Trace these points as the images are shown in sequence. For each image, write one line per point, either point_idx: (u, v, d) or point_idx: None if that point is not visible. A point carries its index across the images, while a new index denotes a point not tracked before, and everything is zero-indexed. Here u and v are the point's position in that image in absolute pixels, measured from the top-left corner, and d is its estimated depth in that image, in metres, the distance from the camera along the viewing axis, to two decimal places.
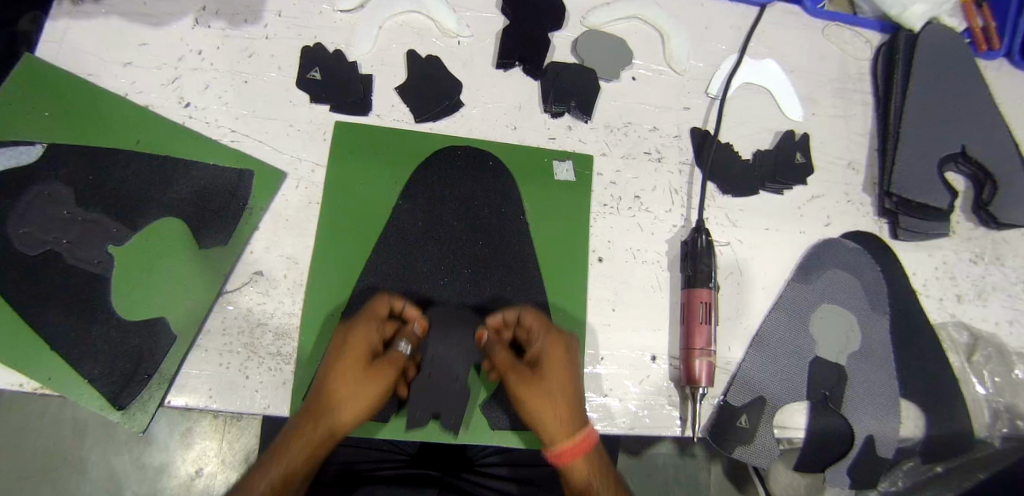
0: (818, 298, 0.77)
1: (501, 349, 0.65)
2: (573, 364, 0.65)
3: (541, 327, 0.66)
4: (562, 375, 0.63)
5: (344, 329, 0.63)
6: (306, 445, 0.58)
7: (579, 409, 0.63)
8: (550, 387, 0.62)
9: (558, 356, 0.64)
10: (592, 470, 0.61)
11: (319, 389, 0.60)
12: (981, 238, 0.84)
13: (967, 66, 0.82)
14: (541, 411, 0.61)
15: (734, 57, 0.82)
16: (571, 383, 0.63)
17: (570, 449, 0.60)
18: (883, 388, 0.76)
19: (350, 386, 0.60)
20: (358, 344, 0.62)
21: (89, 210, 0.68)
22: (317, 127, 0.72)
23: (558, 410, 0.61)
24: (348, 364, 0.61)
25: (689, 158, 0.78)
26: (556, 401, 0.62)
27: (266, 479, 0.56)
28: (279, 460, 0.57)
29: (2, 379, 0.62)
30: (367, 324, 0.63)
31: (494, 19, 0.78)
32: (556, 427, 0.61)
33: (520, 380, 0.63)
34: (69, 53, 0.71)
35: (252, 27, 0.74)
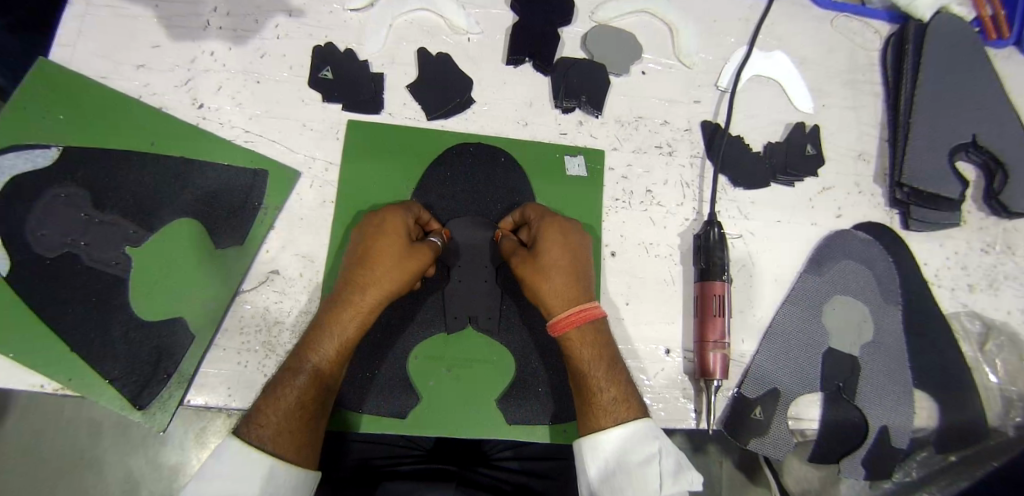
0: (830, 289, 0.77)
1: (508, 237, 0.70)
2: (576, 244, 0.67)
3: (539, 215, 0.69)
4: (561, 253, 0.65)
5: (375, 213, 0.66)
6: (350, 321, 0.63)
7: (586, 286, 0.66)
8: (547, 262, 0.65)
9: (554, 236, 0.66)
10: (595, 345, 0.64)
11: (357, 273, 0.64)
12: (992, 227, 0.84)
13: (978, 55, 0.82)
14: (541, 285, 0.64)
15: (743, 49, 0.82)
16: (572, 258, 0.66)
17: (570, 318, 0.62)
18: (897, 379, 0.76)
19: (389, 264, 0.63)
20: (392, 225, 0.65)
21: (106, 212, 0.68)
22: (330, 126, 0.73)
23: (557, 283, 0.64)
24: (384, 244, 0.64)
25: (700, 151, 0.79)
26: (556, 278, 0.64)
27: (317, 355, 0.61)
28: (329, 339, 0.62)
29: (23, 381, 0.63)
30: (395, 208, 0.66)
31: (503, 16, 0.78)
32: (556, 300, 0.64)
33: (521, 260, 0.66)
34: (82, 55, 0.71)
35: (263, 27, 0.75)
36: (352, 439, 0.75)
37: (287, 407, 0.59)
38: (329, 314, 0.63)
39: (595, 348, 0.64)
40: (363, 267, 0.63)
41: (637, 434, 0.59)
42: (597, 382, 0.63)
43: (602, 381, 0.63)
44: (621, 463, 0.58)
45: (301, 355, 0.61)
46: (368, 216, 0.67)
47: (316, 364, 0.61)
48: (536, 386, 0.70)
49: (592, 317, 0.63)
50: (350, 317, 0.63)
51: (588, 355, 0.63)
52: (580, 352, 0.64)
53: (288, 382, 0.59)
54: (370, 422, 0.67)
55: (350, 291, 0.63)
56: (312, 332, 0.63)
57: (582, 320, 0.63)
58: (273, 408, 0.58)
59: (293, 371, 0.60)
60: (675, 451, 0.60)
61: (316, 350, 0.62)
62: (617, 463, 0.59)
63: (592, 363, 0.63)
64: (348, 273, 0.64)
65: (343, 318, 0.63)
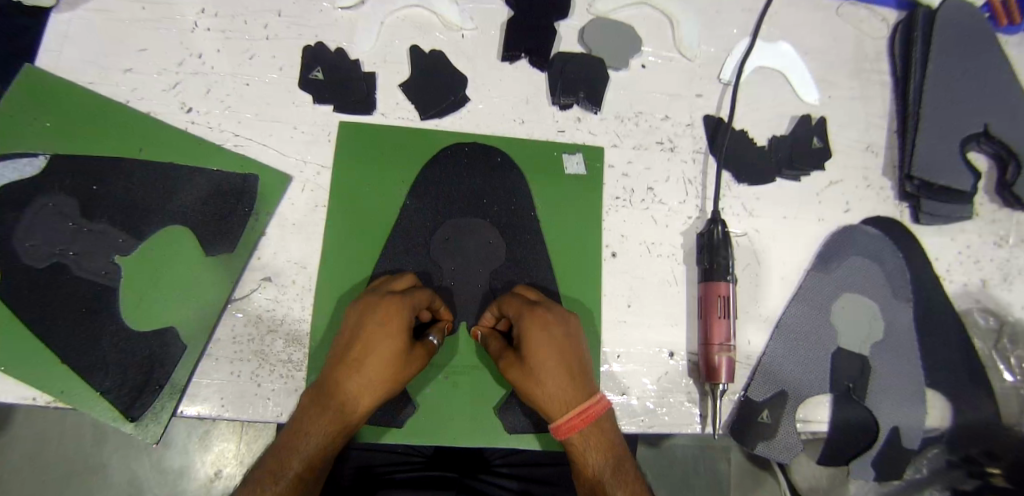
0: (837, 289, 0.75)
1: (490, 340, 0.65)
2: (565, 330, 0.63)
3: (517, 309, 0.64)
4: (549, 351, 0.61)
5: (377, 302, 0.62)
6: (336, 426, 0.58)
7: (585, 373, 0.62)
8: (537, 367, 0.60)
9: (537, 331, 0.61)
10: (602, 439, 0.60)
11: (346, 369, 0.59)
12: (1005, 220, 0.82)
13: (988, 43, 0.80)
14: (535, 391, 0.60)
15: (746, 40, 0.80)
16: (559, 353, 0.61)
17: (571, 425, 0.59)
18: (908, 379, 0.74)
19: (385, 367, 0.60)
20: (394, 320, 0.61)
21: (94, 220, 0.67)
22: (322, 128, 0.71)
23: (551, 384, 0.60)
24: (384, 341, 0.60)
25: (702, 146, 0.76)
26: (548, 379, 0.60)
27: (300, 457, 0.57)
28: (309, 440, 0.57)
29: (14, 394, 0.62)
30: (399, 301, 0.62)
31: (498, 10, 0.75)
32: (553, 403, 0.60)
33: (508, 365, 0.62)
34: (68, 61, 0.70)
35: (251, 28, 0.73)
36: (352, 447, 0.73)
37: None
38: (314, 409, 0.58)
39: (601, 441, 0.60)
40: (354, 365, 0.60)
41: None
42: (602, 481, 0.59)
43: (611, 480, 0.59)
44: None
45: (280, 459, 0.56)
46: (368, 303, 0.62)
47: (296, 469, 0.57)
48: None
49: (595, 414, 0.59)
50: (338, 417, 0.58)
51: (595, 454, 0.60)
52: (584, 455, 0.60)
53: (264, 487, 0.55)
54: (369, 431, 0.66)
55: (335, 392, 0.59)
56: (292, 430, 0.58)
57: (587, 421, 0.59)
58: None
59: (273, 475, 0.56)
60: None
61: (299, 451, 0.57)
62: None
63: (598, 462, 0.59)
64: (339, 369, 0.60)
65: (331, 423, 0.58)
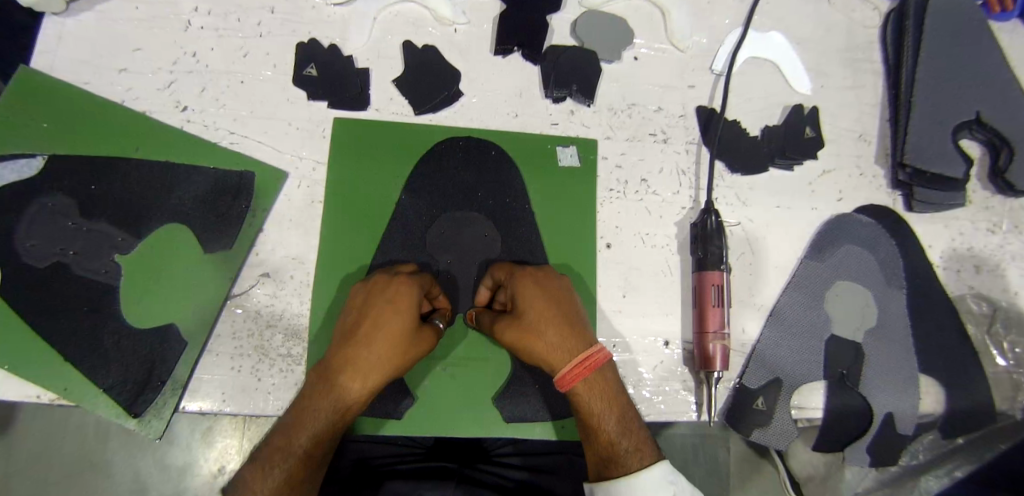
0: (831, 276, 0.76)
1: (483, 314, 0.66)
2: (558, 290, 0.64)
3: (508, 274, 0.66)
4: (542, 304, 0.62)
5: (385, 283, 0.63)
6: (342, 402, 0.58)
7: (583, 328, 0.62)
8: (532, 321, 0.61)
9: (529, 287, 0.63)
10: (608, 394, 0.61)
11: (352, 346, 0.59)
12: (998, 207, 0.82)
13: (979, 30, 0.80)
14: (535, 344, 0.60)
15: (738, 31, 0.80)
16: (555, 305, 0.62)
17: (575, 373, 0.58)
18: (902, 365, 0.75)
19: (393, 344, 0.60)
20: (403, 299, 0.61)
21: (93, 220, 0.68)
22: (317, 125, 0.71)
23: (551, 336, 0.60)
24: (392, 318, 0.60)
25: (696, 137, 0.77)
26: (547, 332, 0.60)
27: (308, 434, 0.58)
28: (316, 417, 0.58)
29: (19, 391, 0.63)
30: (408, 281, 0.62)
31: (490, 4, 0.76)
32: (555, 353, 0.60)
33: (506, 326, 0.62)
34: (64, 62, 0.71)
35: (245, 26, 0.73)
36: (350, 440, 0.75)
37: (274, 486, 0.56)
38: (321, 388, 0.59)
39: (606, 396, 0.60)
40: (361, 341, 0.59)
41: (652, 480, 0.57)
42: (608, 434, 0.60)
43: (615, 433, 0.60)
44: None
45: (289, 435, 0.58)
46: (376, 284, 0.63)
47: (305, 446, 0.58)
48: (533, 382, 0.69)
49: (599, 362, 0.59)
50: (346, 396, 0.58)
51: (601, 406, 0.60)
52: (590, 404, 0.60)
53: (275, 462, 0.57)
54: (368, 423, 0.67)
55: (342, 369, 0.59)
56: (299, 407, 0.59)
57: (592, 369, 0.59)
58: (260, 485, 0.56)
59: (282, 452, 0.57)
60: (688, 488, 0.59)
61: (306, 429, 0.58)
62: None
63: (604, 413, 0.60)
64: (345, 348, 0.60)
65: (337, 400, 0.58)
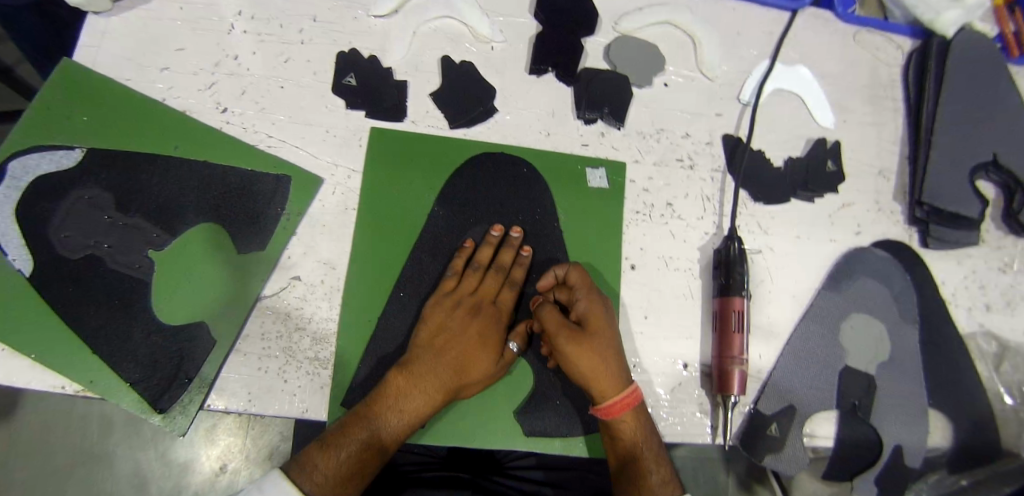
0: (846, 308, 0.77)
1: (546, 312, 0.67)
2: (613, 321, 0.68)
3: (584, 283, 0.68)
4: (605, 334, 0.66)
5: (478, 313, 0.68)
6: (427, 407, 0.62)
7: (625, 363, 0.66)
8: (599, 344, 0.65)
9: (599, 314, 0.66)
10: (639, 425, 0.65)
11: (446, 360, 0.64)
12: (1009, 247, 0.84)
13: (998, 75, 0.83)
14: (594, 365, 0.63)
15: (765, 63, 0.82)
16: (612, 335, 0.66)
17: (618, 406, 0.63)
18: (912, 398, 0.77)
19: (479, 366, 0.65)
20: (491, 331, 0.68)
21: (130, 215, 0.69)
22: (353, 133, 0.73)
23: (610, 363, 0.64)
24: (483, 346, 0.66)
25: (721, 165, 0.78)
26: (608, 360, 0.64)
27: (386, 428, 0.60)
28: (396, 414, 0.61)
29: (44, 381, 0.63)
30: (495, 316, 0.69)
31: (527, 25, 0.78)
32: (608, 382, 0.63)
33: (570, 339, 0.64)
34: (109, 57, 0.72)
35: (288, 33, 0.75)
36: None
37: (340, 468, 0.57)
38: (405, 390, 0.62)
39: (638, 427, 0.64)
40: (452, 356, 0.65)
41: None
42: (640, 463, 0.63)
43: (648, 462, 0.63)
44: None
45: (366, 422, 0.59)
46: (467, 309, 0.68)
47: (378, 437, 0.60)
48: (554, 397, 0.70)
49: (635, 401, 0.64)
50: (426, 400, 0.62)
51: (633, 437, 0.64)
52: (625, 434, 0.64)
53: (345, 442, 0.58)
54: None
55: (427, 375, 0.63)
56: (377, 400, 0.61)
57: (632, 404, 0.64)
58: (326, 463, 0.57)
59: (355, 435, 0.59)
60: None
61: (386, 423, 0.60)
62: None
63: (637, 441, 0.64)
64: (435, 360, 0.64)
65: (419, 402, 0.62)
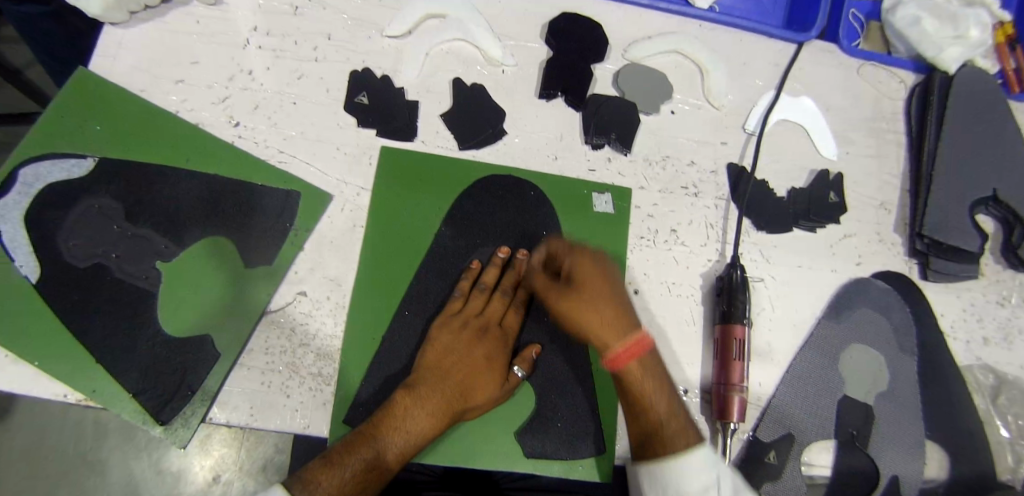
0: (846, 338, 0.78)
1: (537, 276, 0.67)
2: (611, 273, 0.66)
3: (567, 248, 0.67)
4: (601, 285, 0.64)
5: (484, 336, 0.69)
6: (431, 427, 0.62)
7: (631, 312, 0.65)
8: (591, 295, 0.64)
9: (590, 266, 0.65)
10: (652, 373, 0.63)
11: (451, 381, 0.65)
12: (1008, 280, 0.85)
13: (999, 112, 0.84)
14: (590, 319, 0.63)
15: (771, 93, 0.83)
16: (609, 286, 0.65)
17: (624, 352, 0.62)
18: (909, 429, 0.77)
19: (483, 389, 0.66)
20: (496, 354, 0.69)
21: (138, 225, 0.70)
22: (363, 151, 0.74)
23: (606, 314, 0.63)
24: (487, 368, 0.67)
25: (725, 193, 0.80)
26: (603, 312, 0.63)
27: (390, 448, 0.60)
28: (399, 434, 0.61)
29: (47, 389, 0.64)
30: (499, 339, 0.70)
31: (538, 49, 0.79)
32: (607, 332, 0.62)
33: (561, 295, 0.65)
34: (124, 69, 0.73)
35: (303, 50, 0.76)
36: None
37: (340, 487, 0.56)
38: (410, 410, 0.62)
39: (651, 374, 0.63)
40: (457, 377, 0.66)
41: (698, 463, 0.58)
42: (656, 413, 0.62)
43: (664, 415, 0.62)
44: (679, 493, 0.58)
45: (369, 441, 0.60)
46: (473, 331, 0.69)
47: (380, 456, 0.59)
48: (555, 420, 0.70)
49: (643, 346, 0.63)
50: (431, 421, 0.62)
51: (648, 383, 0.63)
52: (637, 381, 0.63)
53: (347, 460, 0.58)
54: None
55: (431, 395, 0.64)
56: (381, 420, 0.61)
57: (639, 353, 0.62)
58: (327, 480, 0.56)
59: (357, 453, 0.59)
60: (731, 477, 0.60)
61: (390, 443, 0.60)
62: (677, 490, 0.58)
63: (651, 390, 0.63)
64: (440, 381, 0.65)
65: (422, 423, 0.62)
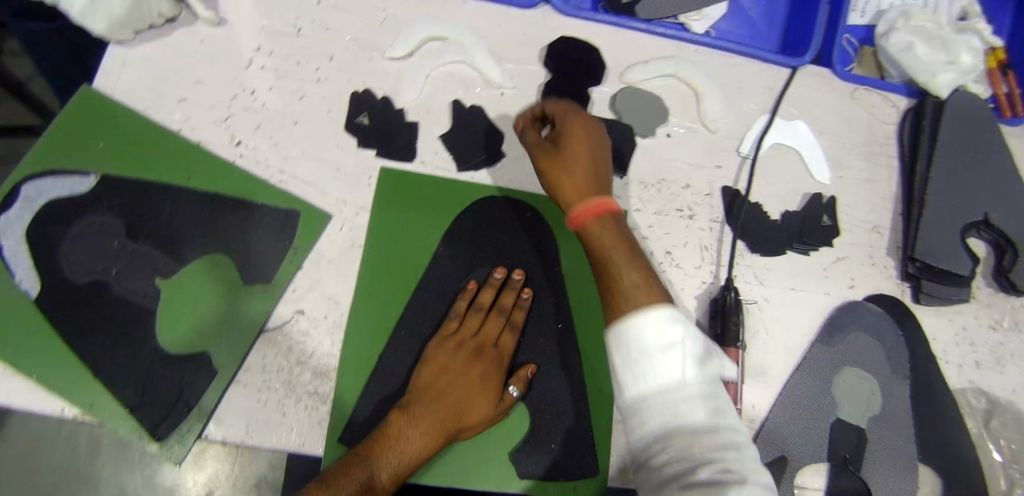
0: (839, 362, 0.79)
1: (529, 132, 0.70)
2: (597, 144, 0.67)
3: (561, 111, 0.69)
4: (582, 149, 0.66)
5: (480, 355, 0.69)
6: (425, 448, 0.63)
7: (606, 179, 0.66)
8: (569, 156, 0.65)
9: (575, 130, 0.67)
10: (615, 235, 0.62)
11: (445, 401, 0.66)
12: (1000, 304, 0.86)
13: (991, 137, 0.85)
14: (562, 178, 0.65)
15: (765, 117, 0.85)
16: (590, 152, 0.66)
17: (586, 211, 0.62)
18: (902, 452, 0.78)
19: (477, 409, 0.67)
20: (491, 374, 0.69)
21: (139, 242, 0.70)
22: (363, 172, 0.75)
23: (578, 174, 0.64)
24: (482, 388, 0.68)
25: (719, 215, 0.80)
26: (576, 172, 0.64)
27: (385, 468, 0.61)
28: (393, 454, 0.61)
29: (44, 404, 0.64)
30: (495, 359, 0.70)
31: (536, 72, 0.80)
32: (574, 193, 0.64)
33: (542, 152, 0.67)
34: (128, 87, 0.74)
35: (305, 70, 0.77)
36: None
37: None
38: (405, 431, 0.63)
39: (614, 237, 0.62)
40: (451, 396, 0.66)
41: (656, 319, 0.54)
42: (616, 272, 0.60)
43: (622, 269, 0.60)
44: (642, 348, 0.53)
45: (364, 461, 0.60)
46: (470, 350, 0.69)
47: (375, 476, 0.60)
48: (550, 442, 0.70)
49: (609, 209, 0.63)
50: (425, 441, 0.63)
51: (609, 241, 0.62)
52: (600, 241, 0.62)
53: (342, 480, 0.58)
54: None
55: (426, 416, 0.64)
56: (376, 441, 0.62)
57: (602, 213, 0.62)
58: None
59: (352, 474, 0.59)
60: (702, 338, 0.55)
61: (384, 463, 0.61)
62: (639, 349, 0.53)
63: (612, 249, 0.61)
64: (435, 401, 0.66)
65: (416, 442, 0.63)
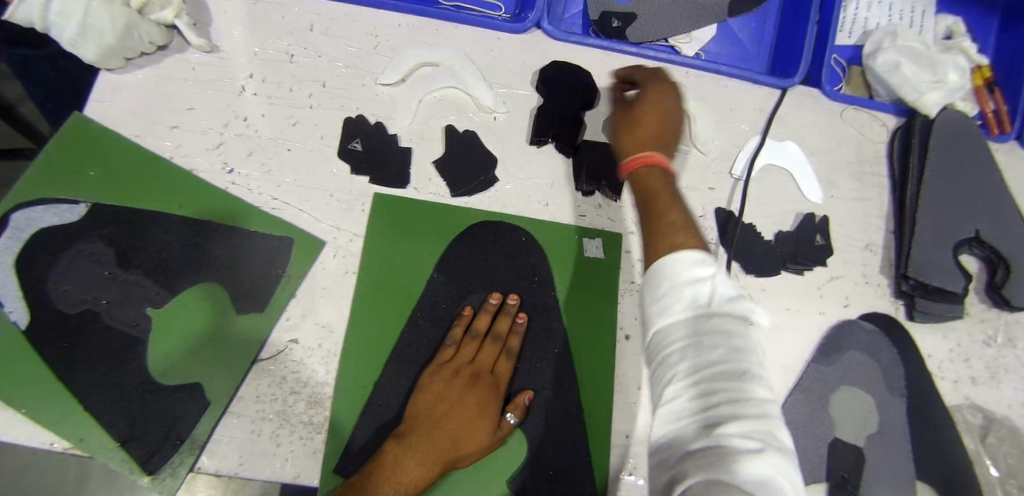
0: (835, 381, 0.79)
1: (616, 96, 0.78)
2: (670, 112, 0.71)
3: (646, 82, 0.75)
4: (654, 110, 0.71)
5: (477, 384, 0.69)
6: (421, 479, 0.62)
7: (670, 142, 0.70)
8: (642, 113, 0.72)
9: (652, 93, 0.73)
10: (663, 187, 0.66)
11: (441, 430, 0.65)
12: (993, 320, 0.86)
13: (979, 155, 0.86)
14: (627, 131, 0.71)
15: (756, 138, 0.86)
16: (659, 115, 0.71)
17: (635, 160, 0.68)
18: (900, 471, 0.77)
19: (473, 438, 0.66)
20: (488, 402, 0.68)
21: (130, 271, 0.70)
22: (357, 198, 0.75)
23: (643, 130, 0.70)
24: (478, 417, 0.67)
25: (713, 237, 0.81)
26: (642, 128, 0.70)
27: None
28: (390, 486, 0.60)
29: (33, 438, 0.63)
30: (492, 386, 0.70)
31: (529, 96, 0.81)
32: (634, 145, 0.69)
33: (621, 110, 0.74)
34: (119, 115, 0.74)
35: (298, 97, 0.77)
36: None
37: None
38: (401, 461, 0.62)
39: (660, 186, 0.65)
40: (448, 426, 0.66)
41: (689, 258, 0.54)
42: (658, 216, 0.63)
43: (662, 213, 0.63)
44: (668, 281, 0.54)
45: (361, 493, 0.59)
46: (466, 378, 0.69)
47: None
48: (547, 469, 0.70)
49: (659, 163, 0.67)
50: (421, 471, 0.62)
51: (657, 190, 0.65)
52: (648, 187, 0.66)
53: None
54: None
55: (422, 446, 0.64)
56: (372, 472, 0.61)
57: (650, 164, 0.67)
58: None
59: None
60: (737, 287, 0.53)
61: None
62: (668, 276, 0.54)
63: (659, 196, 0.65)
64: (431, 431, 0.65)
65: (412, 474, 0.62)
